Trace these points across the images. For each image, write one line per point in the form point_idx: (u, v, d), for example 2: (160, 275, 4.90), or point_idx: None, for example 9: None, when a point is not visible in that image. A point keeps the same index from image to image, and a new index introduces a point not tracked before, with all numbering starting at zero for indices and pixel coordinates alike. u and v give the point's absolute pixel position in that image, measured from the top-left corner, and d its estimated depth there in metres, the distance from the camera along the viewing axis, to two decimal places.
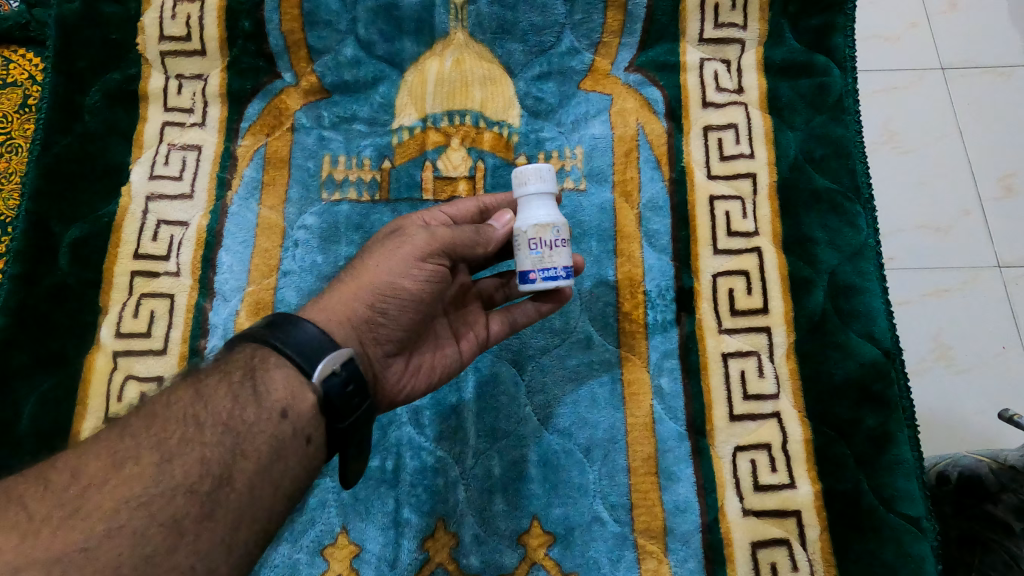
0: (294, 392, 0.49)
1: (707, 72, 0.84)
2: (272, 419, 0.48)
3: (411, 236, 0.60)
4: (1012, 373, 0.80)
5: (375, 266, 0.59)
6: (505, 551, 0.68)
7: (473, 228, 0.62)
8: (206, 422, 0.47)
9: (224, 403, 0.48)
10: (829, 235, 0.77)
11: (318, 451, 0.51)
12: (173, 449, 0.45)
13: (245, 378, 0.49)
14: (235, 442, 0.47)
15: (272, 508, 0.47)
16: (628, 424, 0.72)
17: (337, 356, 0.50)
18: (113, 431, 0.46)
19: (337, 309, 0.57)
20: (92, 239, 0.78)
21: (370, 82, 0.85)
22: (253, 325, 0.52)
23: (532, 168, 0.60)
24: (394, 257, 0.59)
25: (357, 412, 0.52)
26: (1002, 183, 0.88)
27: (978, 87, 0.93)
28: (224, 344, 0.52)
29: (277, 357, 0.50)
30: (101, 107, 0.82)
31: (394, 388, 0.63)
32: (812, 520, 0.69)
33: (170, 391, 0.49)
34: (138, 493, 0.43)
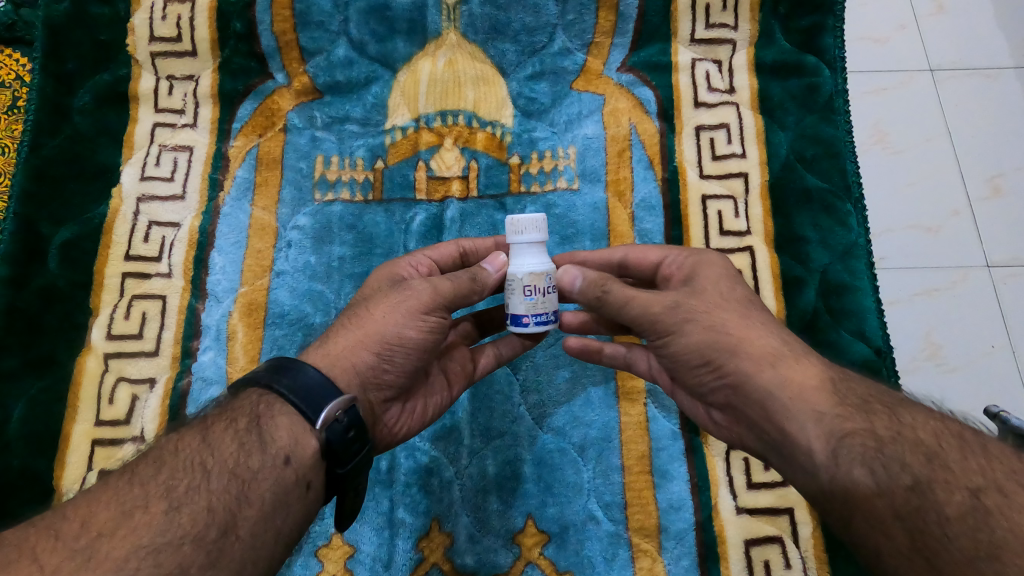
0: (298, 438, 0.49)
1: (699, 72, 0.85)
2: (276, 466, 0.48)
3: (416, 288, 0.57)
4: (1000, 371, 0.81)
5: (380, 315, 0.57)
6: (499, 550, 0.68)
7: (468, 275, 0.58)
8: (212, 470, 0.46)
9: (230, 449, 0.47)
10: (821, 234, 0.78)
11: (318, 496, 0.50)
12: (180, 496, 0.44)
13: (250, 425, 0.49)
14: (241, 489, 0.46)
15: (273, 554, 0.47)
16: (622, 423, 0.72)
17: (339, 402, 0.50)
18: (122, 479, 0.45)
19: (342, 355, 0.55)
20: (83, 241, 0.78)
21: (362, 82, 0.85)
22: (258, 369, 0.53)
23: (529, 218, 0.57)
24: (399, 308, 0.57)
25: (357, 458, 0.51)
26: (991, 184, 0.89)
27: (966, 89, 0.94)
28: (230, 390, 0.52)
29: (282, 404, 0.50)
30: (91, 108, 0.82)
31: (392, 429, 0.61)
32: (805, 517, 0.69)
33: (178, 437, 0.48)
34: (144, 543, 0.41)
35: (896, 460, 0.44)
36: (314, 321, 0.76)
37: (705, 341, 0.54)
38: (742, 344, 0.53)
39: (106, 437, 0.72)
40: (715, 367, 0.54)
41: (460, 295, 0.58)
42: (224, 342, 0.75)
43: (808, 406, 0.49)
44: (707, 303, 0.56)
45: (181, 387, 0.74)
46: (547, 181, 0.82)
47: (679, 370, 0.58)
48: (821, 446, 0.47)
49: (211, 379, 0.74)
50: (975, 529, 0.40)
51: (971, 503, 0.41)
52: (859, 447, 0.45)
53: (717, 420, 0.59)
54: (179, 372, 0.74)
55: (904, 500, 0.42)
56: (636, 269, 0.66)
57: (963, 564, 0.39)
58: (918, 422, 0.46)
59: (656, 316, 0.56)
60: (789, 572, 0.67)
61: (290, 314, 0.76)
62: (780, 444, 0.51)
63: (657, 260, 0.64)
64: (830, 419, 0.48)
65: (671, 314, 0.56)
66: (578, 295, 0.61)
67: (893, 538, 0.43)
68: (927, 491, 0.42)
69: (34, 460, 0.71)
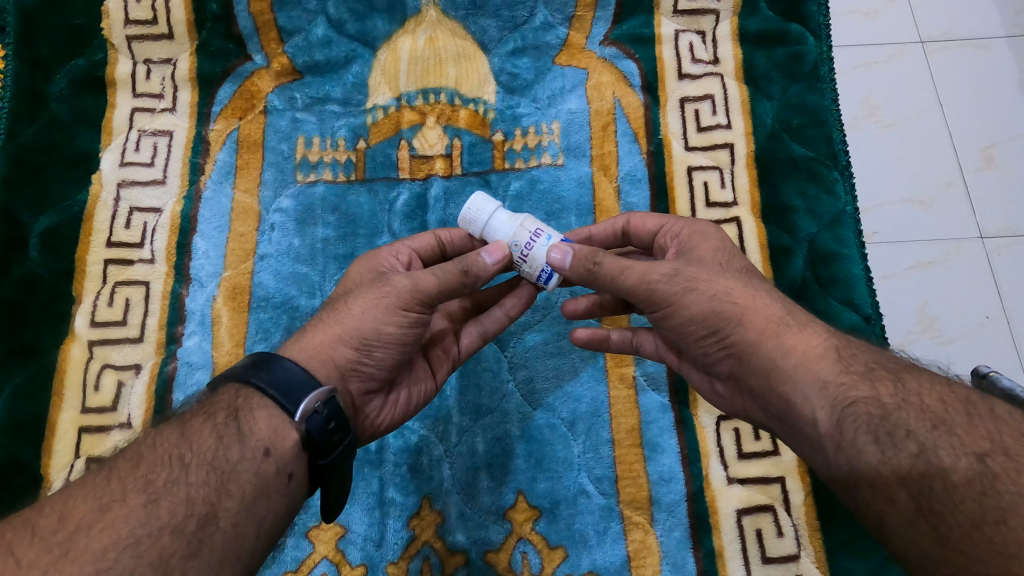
0: (277, 431, 0.48)
1: (683, 43, 0.84)
2: (255, 457, 0.47)
3: (394, 284, 0.56)
4: (996, 342, 0.80)
5: (357, 310, 0.56)
6: (492, 526, 0.68)
7: (459, 269, 0.56)
8: (191, 464, 0.45)
9: (209, 442, 0.47)
10: (808, 203, 0.78)
11: (301, 486, 0.49)
12: (159, 489, 0.44)
13: (228, 419, 0.48)
14: (221, 481, 0.45)
15: (256, 546, 0.46)
16: (611, 397, 0.72)
17: (318, 393, 0.48)
18: (99, 474, 0.45)
19: (319, 350, 0.55)
20: (63, 228, 0.77)
21: (342, 61, 0.84)
22: (237, 364, 0.52)
23: (466, 209, 0.60)
24: (377, 305, 0.55)
25: (342, 446, 0.50)
26: (984, 155, 0.88)
27: (958, 60, 0.93)
28: (209, 385, 0.52)
29: (261, 398, 0.49)
30: (67, 94, 0.81)
31: (375, 421, 0.60)
32: (797, 485, 0.69)
33: (157, 432, 0.48)
34: (123, 536, 0.41)
35: (900, 427, 0.44)
36: (298, 304, 0.75)
37: (709, 311, 0.53)
38: (749, 314, 0.53)
39: (93, 425, 0.71)
40: (721, 338, 0.54)
41: (448, 288, 0.56)
42: (209, 327, 0.75)
43: (812, 375, 0.49)
44: (708, 271, 0.55)
45: (166, 373, 0.73)
46: (531, 158, 0.81)
47: (685, 342, 0.57)
48: (827, 415, 0.48)
49: (197, 364, 0.73)
50: (982, 492, 0.40)
51: (978, 467, 0.41)
52: (864, 415, 0.46)
53: (720, 394, 0.60)
54: (164, 357, 0.74)
55: (909, 467, 0.43)
56: (636, 237, 0.65)
57: (969, 527, 0.40)
58: (924, 390, 0.46)
59: (656, 284, 0.54)
60: (782, 539, 0.67)
61: (274, 297, 0.76)
62: (786, 415, 0.51)
63: (656, 229, 0.64)
64: (835, 388, 0.48)
65: (671, 283, 0.54)
66: (567, 270, 0.58)
67: (898, 506, 0.43)
68: (933, 457, 0.42)
69: (21, 449, 0.70)
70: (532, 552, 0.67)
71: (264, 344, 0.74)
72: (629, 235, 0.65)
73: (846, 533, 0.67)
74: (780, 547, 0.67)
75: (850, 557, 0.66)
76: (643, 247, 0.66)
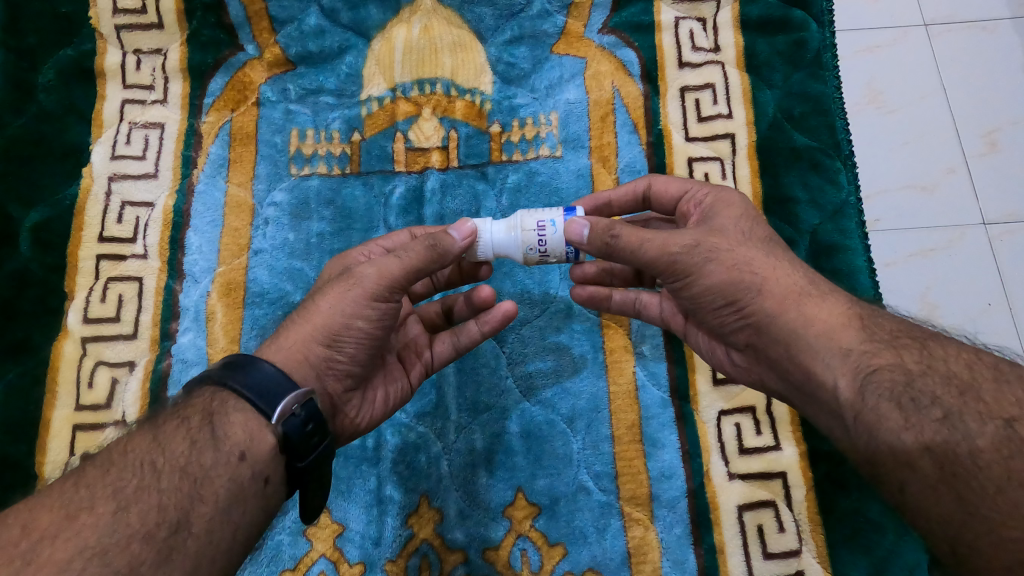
0: (253, 434, 0.47)
1: (683, 31, 0.83)
2: (230, 463, 0.46)
3: (362, 277, 0.55)
4: (999, 328, 0.79)
5: (327, 306, 0.54)
6: (491, 524, 0.67)
7: (428, 245, 0.54)
8: (163, 470, 0.44)
9: (182, 447, 0.46)
10: (811, 193, 0.77)
11: (276, 491, 0.49)
12: (129, 496, 0.43)
13: (203, 423, 0.47)
14: (193, 487, 0.44)
15: (230, 553, 0.45)
16: (611, 393, 0.71)
17: (296, 395, 0.48)
18: (67, 482, 0.44)
19: (293, 350, 0.54)
20: (55, 222, 0.76)
21: (336, 52, 0.83)
22: (211, 366, 0.50)
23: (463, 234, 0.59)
24: (345, 298, 0.54)
25: (320, 448, 0.49)
26: (987, 139, 0.87)
27: (962, 43, 0.92)
28: (184, 388, 0.50)
29: (236, 400, 0.48)
30: (56, 85, 0.80)
31: (353, 421, 0.59)
32: (798, 479, 0.68)
33: (128, 437, 0.47)
34: (90, 544, 0.40)
35: (926, 393, 0.44)
36: (294, 300, 0.74)
37: (728, 280, 0.53)
38: (768, 283, 0.53)
39: (87, 422, 0.71)
40: (739, 308, 0.53)
41: (415, 269, 0.54)
42: (204, 323, 0.73)
43: (834, 343, 0.49)
44: (730, 241, 0.55)
45: (161, 370, 0.72)
46: (529, 149, 0.80)
47: (701, 311, 0.57)
48: (847, 382, 0.47)
49: (192, 360, 0.72)
50: (1008, 456, 0.40)
51: (1006, 432, 0.41)
52: (887, 382, 0.45)
53: (736, 363, 0.59)
54: (158, 354, 0.73)
55: (933, 431, 0.42)
56: (657, 202, 0.65)
57: (993, 491, 0.40)
58: (950, 355, 0.46)
59: (676, 256, 0.54)
60: (783, 535, 0.67)
61: (269, 293, 0.74)
62: (805, 385, 0.51)
63: (679, 194, 0.63)
64: (859, 355, 0.47)
65: (691, 254, 0.54)
66: (585, 245, 0.56)
67: (921, 471, 0.42)
68: (958, 422, 0.42)
69: (15, 447, 0.69)
70: (531, 549, 0.67)
71: (259, 340, 0.73)
72: (651, 202, 0.65)
73: (848, 527, 0.66)
74: (781, 543, 0.66)
75: (853, 551, 0.66)
76: (664, 213, 0.65)
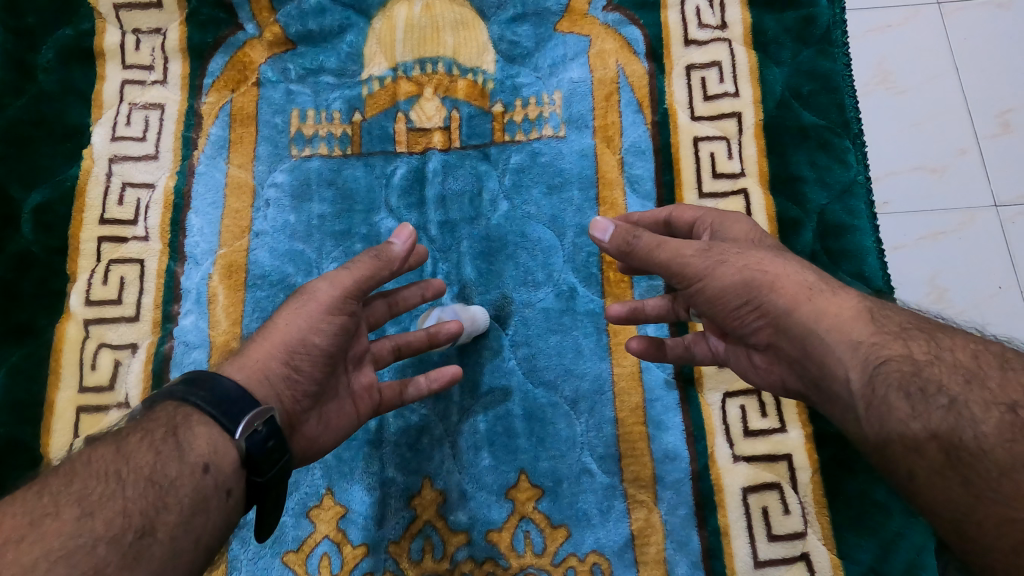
0: (217, 448, 0.46)
1: (689, 8, 0.81)
2: (195, 474, 0.45)
3: (315, 293, 0.57)
4: (1010, 312, 0.78)
5: (284, 323, 0.55)
6: (492, 505, 0.67)
7: (372, 254, 0.60)
8: (128, 478, 0.43)
9: (147, 457, 0.44)
10: (818, 173, 0.75)
11: (238, 505, 0.48)
12: (94, 502, 0.41)
13: (167, 435, 0.45)
14: (159, 496, 0.43)
15: (194, 561, 0.44)
16: (615, 374, 0.71)
17: (258, 411, 0.47)
18: (29, 491, 0.41)
19: (256, 364, 0.53)
20: (56, 204, 0.76)
21: (337, 31, 0.82)
22: (172, 383, 0.49)
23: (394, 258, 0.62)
24: (302, 315, 0.55)
25: (276, 467, 0.49)
26: (1000, 120, 0.85)
27: (977, 21, 0.90)
28: (144, 403, 0.48)
29: (200, 415, 0.47)
30: (55, 65, 0.79)
31: (317, 439, 0.57)
32: (804, 462, 0.67)
33: (91, 448, 0.44)
34: (55, 547, 0.38)
35: (932, 381, 0.43)
36: (296, 282, 0.74)
37: (740, 281, 0.53)
38: (780, 279, 0.52)
39: (90, 404, 0.71)
40: (755, 306, 0.52)
41: (365, 279, 0.58)
42: (205, 305, 0.73)
43: (845, 337, 0.48)
44: (745, 246, 0.55)
45: (163, 352, 0.72)
46: (531, 130, 0.79)
47: (718, 315, 0.56)
48: (858, 375, 0.46)
49: (194, 343, 0.72)
50: (1010, 440, 0.39)
51: (1010, 418, 0.40)
52: (895, 372, 0.44)
53: (757, 364, 0.57)
54: (160, 336, 0.72)
55: (939, 419, 0.41)
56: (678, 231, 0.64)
57: (997, 474, 0.39)
58: (957, 345, 0.45)
59: (688, 258, 0.55)
60: (788, 518, 0.66)
61: (271, 274, 0.74)
62: (821, 379, 0.50)
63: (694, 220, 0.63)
64: (867, 348, 0.46)
65: (704, 257, 0.54)
66: (607, 245, 0.59)
67: (926, 458, 0.41)
68: (963, 409, 0.41)
69: (20, 429, 0.69)
70: (534, 531, 0.66)
71: (261, 322, 0.72)
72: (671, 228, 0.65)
73: (854, 511, 0.66)
74: (787, 525, 0.66)
75: (858, 535, 0.65)
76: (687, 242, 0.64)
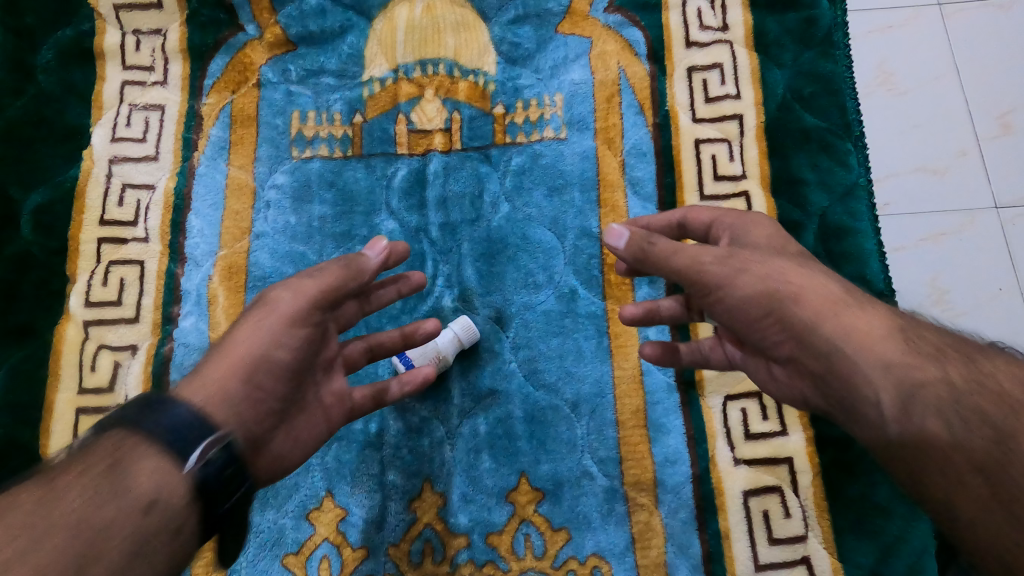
0: (162, 482, 0.43)
1: (691, 10, 0.81)
2: (135, 512, 0.41)
3: (276, 305, 0.56)
4: (1011, 314, 0.78)
5: (242, 340, 0.53)
6: (493, 508, 0.67)
7: (340, 263, 0.59)
8: (56, 523, 0.39)
9: (79, 498, 0.41)
10: (820, 175, 0.75)
11: (189, 544, 0.44)
12: (19, 550, 0.37)
13: (104, 472, 0.42)
14: (93, 539, 0.39)
15: None
16: (616, 377, 0.70)
17: (212, 440, 0.46)
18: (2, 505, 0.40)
19: (210, 382, 0.51)
20: (56, 205, 0.75)
21: (337, 31, 0.82)
22: (115, 413, 0.46)
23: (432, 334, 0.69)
24: (261, 330, 0.54)
25: (230, 500, 0.46)
26: (1001, 121, 0.85)
27: (978, 23, 0.89)
28: (83, 437, 0.45)
29: (145, 447, 0.44)
30: (55, 66, 0.79)
31: (278, 463, 0.54)
32: (805, 465, 0.67)
33: (18, 492, 0.41)
34: None
35: (974, 409, 0.42)
36: None
37: (762, 291, 0.51)
38: (781, 279, 0.52)
39: (90, 406, 0.70)
40: (779, 320, 0.51)
41: (331, 288, 0.57)
42: (205, 306, 0.73)
43: (875, 356, 0.46)
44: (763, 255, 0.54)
45: (163, 354, 0.72)
46: (533, 131, 0.78)
47: (740, 328, 0.54)
48: (892, 399, 0.45)
49: (194, 345, 0.72)
50: None
51: None
52: (933, 399, 0.43)
53: (777, 377, 0.56)
54: (160, 338, 0.72)
55: (984, 452, 0.41)
56: (693, 231, 0.62)
57: None
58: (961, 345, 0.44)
59: (706, 266, 0.53)
60: (789, 522, 0.66)
61: (271, 276, 0.74)
62: (847, 399, 0.48)
63: (709, 221, 0.61)
64: (901, 370, 0.45)
65: (723, 264, 0.53)
66: (622, 251, 0.56)
67: (967, 488, 0.42)
68: (1010, 440, 0.41)
69: (19, 431, 0.69)
70: (534, 534, 0.66)
71: None
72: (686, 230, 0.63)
73: (855, 514, 0.66)
74: (788, 529, 0.66)
75: (859, 538, 0.65)
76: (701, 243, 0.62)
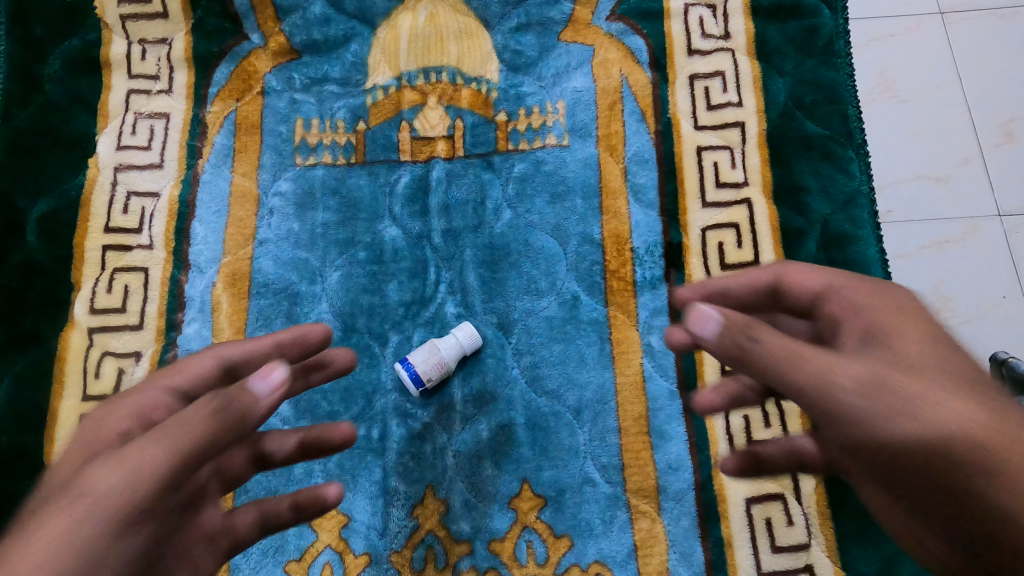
0: None
1: (693, 18, 0.81)
2: None
3: (87, 493, 0.38)
4: (1015, 322, 0.78)
5: (35, 552, 0.36)
6: (495, 515, 0.67)
7: (213, 406, 0.43)
8: None
9: None
10: (822, 183, 0.75)
11: None
12: None
13: None
14: None
15: None
16: (618, 384, 0.70)
17: None
18: None
19: None
20: (61, 213, 0.76)
21: (341, 40, 0.82)
22: None
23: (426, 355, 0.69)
24: (58, 540, 0.36)
25: None
26: (1004, 129, 0.85)
27: (980, 31, 0.90)
28: None
29: None
30: (62, 76, 0.80)
31: None
32: (808, 473, 0.67)
33: None
34: None
35: None
36: (300, 291, 0.74)
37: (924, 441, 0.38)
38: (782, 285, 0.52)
39: None
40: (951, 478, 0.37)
41: (201, 447, 0.41)
42: (209, 313, 0.73)
43: None
44: (918, 378, 0.41)
45: (166, 360, 0.72)
46: (535, 138, 0.79)
47: (885, 463, 0.40)
48: None
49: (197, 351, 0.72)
50: None
51: None
52: None
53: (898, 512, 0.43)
54: (164, 344, 0.73)
55: None
56: (790, 298, 0.52)
57: None
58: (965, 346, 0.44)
59: (843, 394, 0.40)
60: (792, 529, 0.66)
61: (275, 283, 0.74)
62: None
63: (817, 289, 0.50)
64: None
65: (865, 395, 0.40)
66: (710, 343, 0.43)
67: None
68: None
69: (23, 437, 0.69)
70: (536, 541, 0.66)
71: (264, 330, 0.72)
72: (778, 294, 0.52)
73: (859, 521, 0.65)
74: (790, 536, 0.66)
75: (862, 546, 0.65)
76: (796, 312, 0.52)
